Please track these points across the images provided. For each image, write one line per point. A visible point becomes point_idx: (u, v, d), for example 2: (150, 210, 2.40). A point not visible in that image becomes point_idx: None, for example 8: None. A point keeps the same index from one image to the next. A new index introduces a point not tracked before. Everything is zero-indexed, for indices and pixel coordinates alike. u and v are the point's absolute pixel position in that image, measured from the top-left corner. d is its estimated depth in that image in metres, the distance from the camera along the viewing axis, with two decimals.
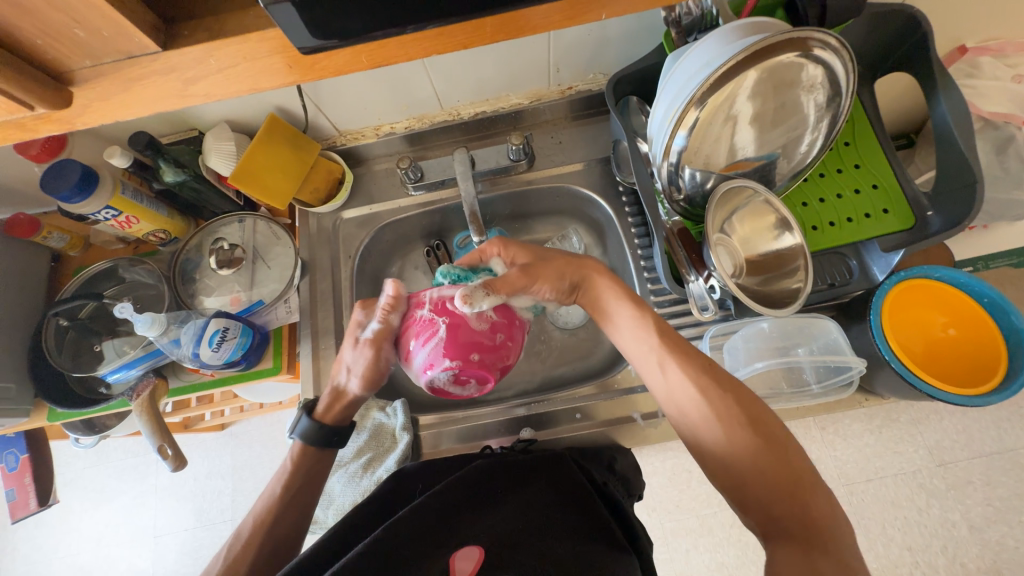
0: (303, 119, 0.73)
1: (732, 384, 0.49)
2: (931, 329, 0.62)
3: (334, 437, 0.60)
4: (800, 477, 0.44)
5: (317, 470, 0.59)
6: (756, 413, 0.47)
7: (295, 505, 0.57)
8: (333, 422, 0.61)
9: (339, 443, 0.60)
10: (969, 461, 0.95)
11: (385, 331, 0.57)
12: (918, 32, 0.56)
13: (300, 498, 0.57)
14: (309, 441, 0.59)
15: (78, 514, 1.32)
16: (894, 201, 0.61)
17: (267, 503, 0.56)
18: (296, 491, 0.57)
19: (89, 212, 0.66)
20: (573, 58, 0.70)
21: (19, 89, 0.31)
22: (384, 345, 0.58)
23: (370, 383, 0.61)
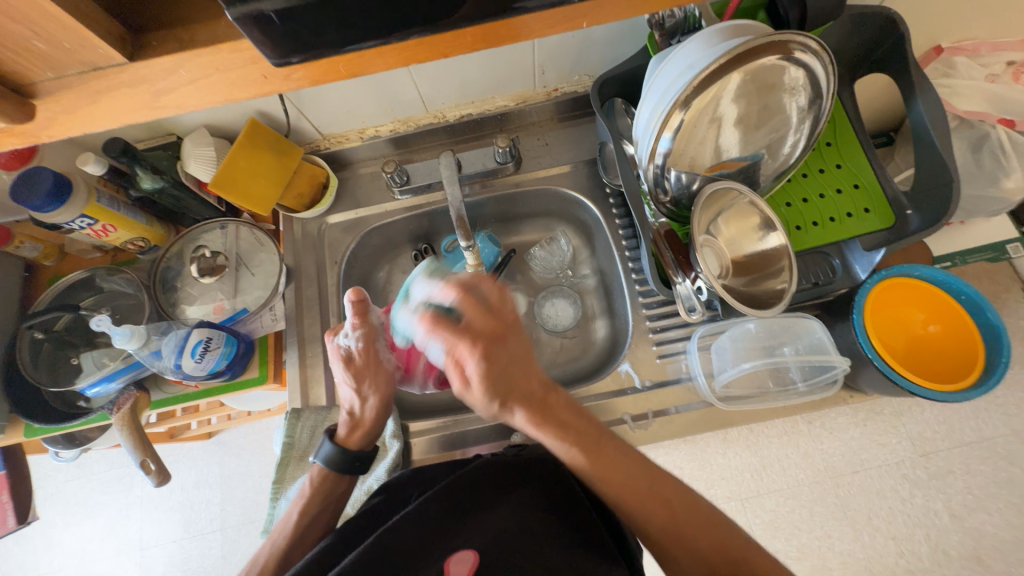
0: (285, 122, 0.72)
1: (630, 467, 0.51)
2: (911, 326, 0.63)
3: (355, 461, 0.59)
4: (712, 523, 0.49)
5: (334, 497, 0.58)
6: (661, 487, 0.51)
7: (311, 533, 0.56)
8: (357, 447, 0.59)
9: (361, 467, 0.59)
10: (949, 451, 0.97)
11: (370, 339, 0.60)
12: (895, 35, 0.57)
13: (317, 525, 0.56)
14: (330, 466, 0.58)
15: (60, 529, 1.28)
16: (875, 201, 0.62)
17: (284, 535, 0.55)
18: (312, 520, 0.56)
19: (62, 221, 0.64)
20: (558, 60, 0.70)
21: None
22: (380, 353, 0.61)
23: (386, 402, 0.60)
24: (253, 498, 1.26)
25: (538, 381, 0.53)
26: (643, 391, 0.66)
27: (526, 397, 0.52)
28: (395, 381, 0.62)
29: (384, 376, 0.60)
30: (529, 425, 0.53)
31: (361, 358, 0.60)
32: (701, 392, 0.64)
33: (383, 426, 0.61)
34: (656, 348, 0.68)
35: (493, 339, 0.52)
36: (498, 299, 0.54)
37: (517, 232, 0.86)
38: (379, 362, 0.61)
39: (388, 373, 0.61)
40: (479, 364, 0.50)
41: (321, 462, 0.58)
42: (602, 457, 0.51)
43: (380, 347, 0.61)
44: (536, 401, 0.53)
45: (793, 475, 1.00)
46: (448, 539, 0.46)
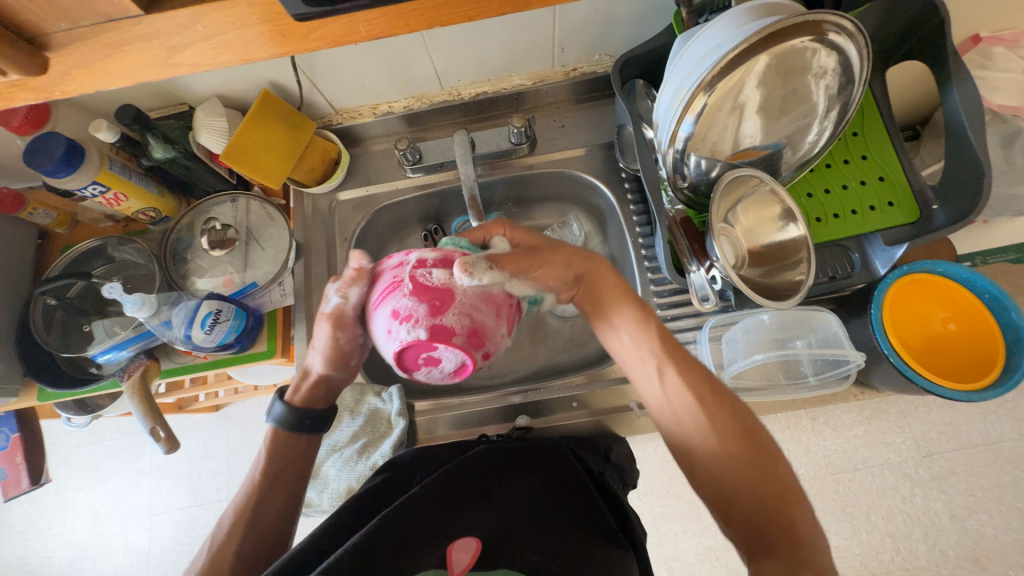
0: (298, 95, 0.71)
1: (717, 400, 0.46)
2: (931, 324, 0.62)
3: (300, 420, 0.58)
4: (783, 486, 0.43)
5: (294, 455, 0.57)
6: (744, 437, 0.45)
7: (279, 489, 0.55)
8: (304, 404, 0.59)
9: (309, 427, 0.58)
10: (953, 453, 0.96)
11: (341, 311, 0.51)
12: (935, 19, 0.54)
13: (285, 483, 0.56)
14: (279, 425, 0.57)
15: (72, 492, 1.32)
16: (900, 194, 0.60)
17: (248, 490, 0.55)
18: (276, 475, 0.56)
19: (75, 187, 0.64)
20: (579, 38, 0.68)
21: None
22: (343, 328, 0.52)
23: (334, 362, 0.55)
24: None
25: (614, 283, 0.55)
26: None
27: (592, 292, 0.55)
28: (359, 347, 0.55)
29: (341, 354, 0.55)
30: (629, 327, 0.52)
31: (325, 323, 0.52)
32: None
33: (333, 385, 0.60)
34: None
35: (541, 248, 0.53)
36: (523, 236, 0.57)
37: (528, 216, 0.85)
38: (341, 337, 0.53)
39: (346, 348, 0.54)
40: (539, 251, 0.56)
41: (272, 420, 0.58)
42: (694, 382, 0.47)
43: (346, 325, 0.51)
44: (593, 286, 0.55)
45: (793, 469, 1.00)
46: (447, 527, 0.45)
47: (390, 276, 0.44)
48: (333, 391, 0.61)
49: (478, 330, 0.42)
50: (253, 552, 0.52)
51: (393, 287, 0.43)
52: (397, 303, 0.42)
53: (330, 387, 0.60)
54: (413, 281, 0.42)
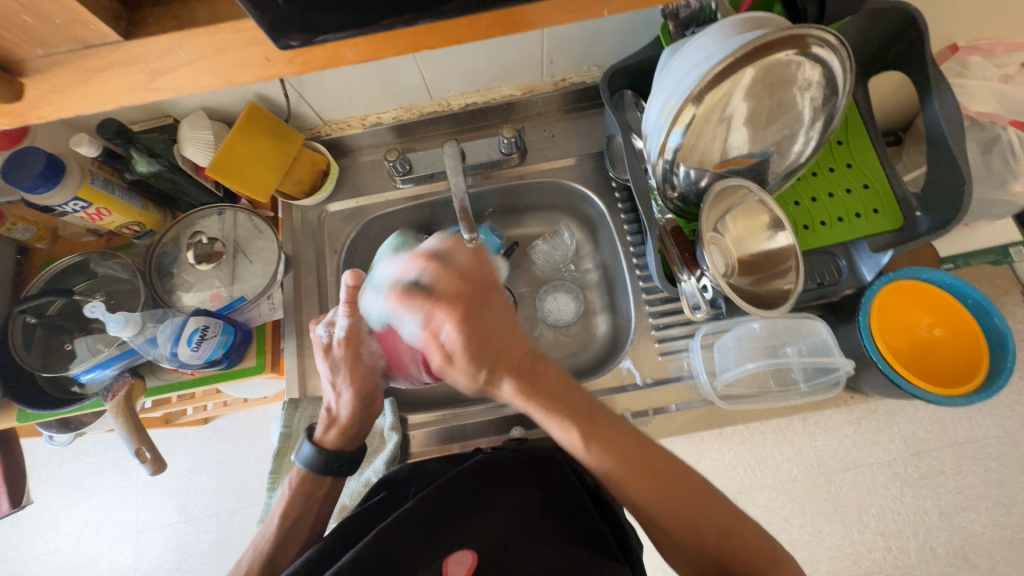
0: (286, 107, 0.70)
1: (641, 461, 0.47)
2: (916, 329, 0.63)
3: (331, 463, 0.59)
4: (734, 523, 0.47)
5: (317, 498, 0.59)
6: (674, 484, 0.47)
7: (296, 535, 0.57)
8: (334, 446, 0.60)
9: (338, 469, 0.59)
10: (941, 451, 0.98)
11: (354, 333, 0.59)
12: (915, 30, 0.55)
13: (302, 527, 0.58)
14: (308, 468, 0.58)
15: (55, 511, 1.29)
16: (884, 202, 0.61)
17: (268, 537, 0.57)
18: (295, 523, 0.57)
19: (54, 203, 0.62)
20: (567, 49, 0.68)
21: None
22: (360, 348, 0.60)
23: (360, 396, 0.60)
24: (249, 484, 1.26)
25: (524, 347, 0.49)
26: (644, 388, 0.66)
27: (509, 364, 0.48)
28: (374, 377, 0.61)
29: (362, 375, 0.60)
30: (516, 397, 0.48)
31: (341, 352, 0.59)
32: (703, 390, 0.64)
33: (361, 424, 0.61)
34: (658, 346, 0.67)
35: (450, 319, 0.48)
36: (472, 263, 0.52)
37: (520, 224, 0.85)
38: (360, 360, 0.60)
39: (366, 369, 0.60)
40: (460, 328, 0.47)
41: (304, 465, 0.59)
42: (607, 452, 0.47)
43: (361, 344, 0.59)
44: (497, 356, 0.48)
45: (785, 471, 1.01)
46: (444, 537, 0.46)
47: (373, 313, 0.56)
48: (362, 432, 0.62)
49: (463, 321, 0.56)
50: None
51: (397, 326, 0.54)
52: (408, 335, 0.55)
53: (357, 429, 0.62)
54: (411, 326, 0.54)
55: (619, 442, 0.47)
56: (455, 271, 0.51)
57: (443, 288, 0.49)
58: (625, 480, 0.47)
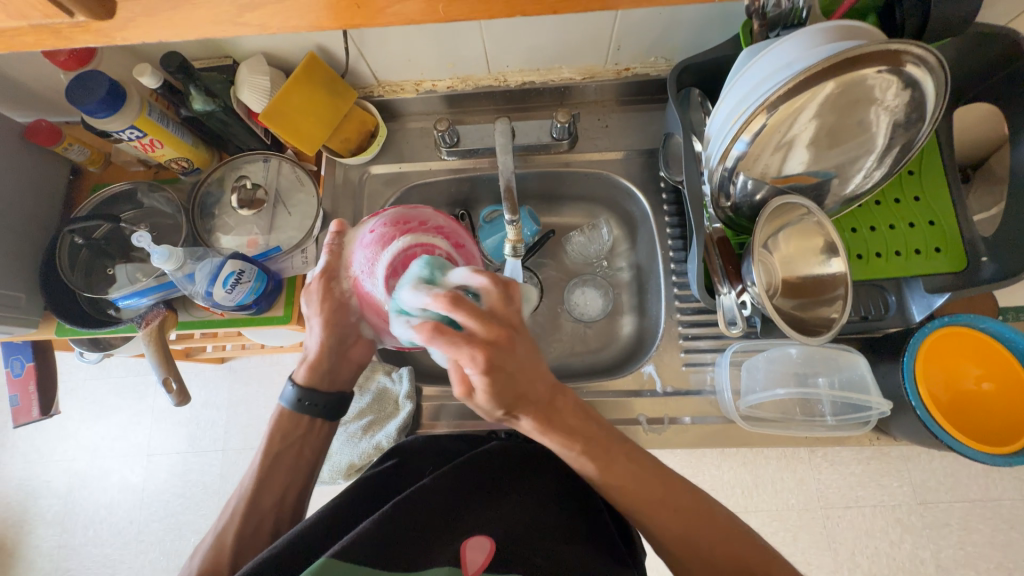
0: (344, 62, 0.69)
1: (658, 486, 0.48)
2: (964, 380, 0.60)
3: (305, 401, 0.57)
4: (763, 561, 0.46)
5: (299, 440, 0.58)
6: (692, 512, 0.47)
7: (279, 473, 0.56)
8: (309, 385, 0.58)
9: (313, 407, 0.57)
10: (950, 505, 0.94)
11: (331, 270, 0.56)
12: (1021, 61, 0.51)
13: (283, 467, 0.56)
14: (288, 405, 0.57)
15: (75, 423, 1.36)
16: (949, 242, 0.57)
17: (253, 474, 0.55)
18: (277, 458, 0.56)
19: (113, 129, 0.63)
20: (637, 38, 0.66)
21: (80, 10, 0.32)
22: (334, 284, 0.56)
23: (331, 331, 0.56)
24: (255, 426, 1.30)
25: (545, 385, 0.44)
26: (662, 396, 0.65)
27: (533, 404, 0.44)
28: (348, 314, 0.57)
29: (334, 310, 0.56)
30: (533, 429, 0.46)
31: (318, 286, 0.56)
32: (723, 408, 0.63)
33: (334, 362, 0.58)
34: (683, 356, 0.66)
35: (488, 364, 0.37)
36: (499, 301, 0.40)
37: (557, 212, 0.83)
38: (334, 295, 0.56)
39: (339, 303, 0.56)
40: (488, 376, 0.38)
41: (287, 402, 0.57)
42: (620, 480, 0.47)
43: (335, 278, 0.56)
44: (522, 400, 0.42)
45: (783, 499, 0.99)
46: (456, 522, 0.45)
47: (362, 247, 0.54)
48: (338, 372, 0.59)
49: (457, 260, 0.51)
50: (256, 536, 0.53)
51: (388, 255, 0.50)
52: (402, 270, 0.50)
53: (334, 371, 0.59)
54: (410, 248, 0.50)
55: (634, 473, 0.48)
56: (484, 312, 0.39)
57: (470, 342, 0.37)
58: (640, 505, 0.47)
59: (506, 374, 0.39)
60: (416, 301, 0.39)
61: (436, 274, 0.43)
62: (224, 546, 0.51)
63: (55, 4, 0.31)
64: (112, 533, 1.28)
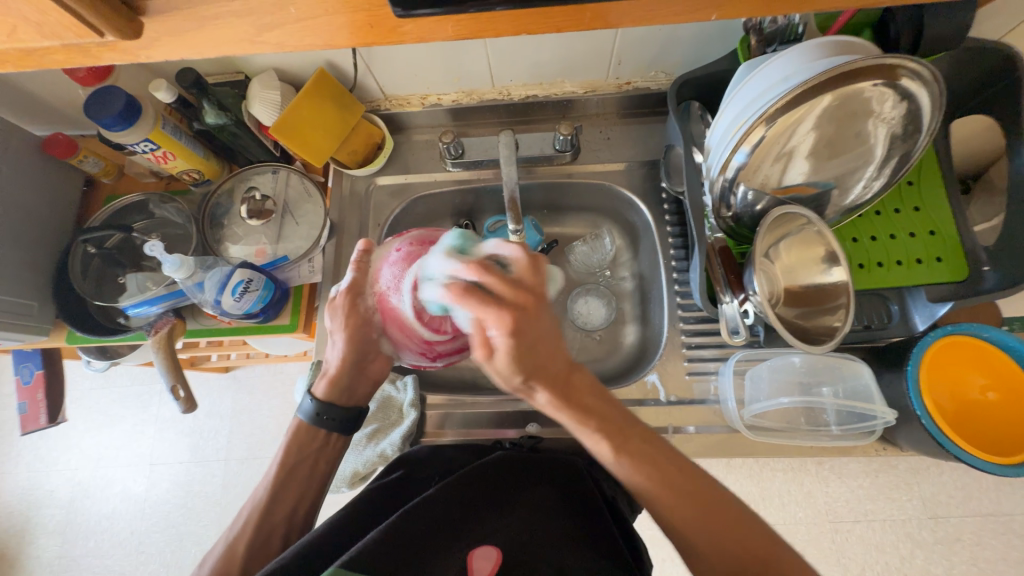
0: (352, 77, 0.71)
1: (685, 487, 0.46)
2: (968, 389, 0.59)
3: (322, 414, 0.58)
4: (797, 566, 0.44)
5: (313, 454, 0.58)
6: (723, 512, 0.46)
7: (292, 485, 0.56)
8: (327, 399, 0.58)
9: (326, 421, 0.58)
10: (961, 519, 0.93)
11: (358, 287, 0.54)
12: (1014, 74, 0.52)
13: (297, 480, 0.56)
14: (305, 419, 0.58)
15: (80, 432, 1.36)
16: (950, 251, 0.58)
17: (266, 485, 0.56)
18: (290, 472, 0.56)
19: (127, 142, 0.65)
20: (638, 53, 0.67)
21: (111, 31, 0.33)
22: (360, 303, 0.54)
23: (354, 349, 0.56)
24: (258, 436, 1.30)
25: (565, 358, 0.46)
26: (666, 405, 0.65)
27: (549, 375, 0.45)
28: (373, 331, 0.55)
29: (359, 327, 0.55)
30: (549, 408, 0.47)
31: (341, 300, 0.54)
32: (728, 417, 0.63)
33: (353, 378, 0.58)
34: (687, 364, 0.66)
35: (518, 314, 0.41)
36: (528, 268, 0.44)
37: (560, 222, 0.84)
38: (358, 312, 0.54)
39: (364, 322, 0.55)
40: (512, 335, 0.41)
41: (304, 415, 0.58)
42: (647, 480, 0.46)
43: (362, 295, 0.54)
44: (548, 369, 0.45)
45: (791, 512, 0.98)
46: (463, 533, 0.45)
47: (389, 264, 0.53)
48: (356, 386, 0.59)
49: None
50: (265, 546, 0.52)
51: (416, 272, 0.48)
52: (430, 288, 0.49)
53: (352, 384, 0.59)
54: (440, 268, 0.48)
55: (658, 462, 0.47)
56: (510, 278, 0.43)
57: (500, 294, 0.42)
58: (668, 507, 0.46)
59: (535, 325, 0.43)
60: (445, 266, 0.44)
61: (466, 247, 0.47)
62: (235, 558, 0.51)
63: (87, 25, 0.33)
64: (113, 543, 1.27)
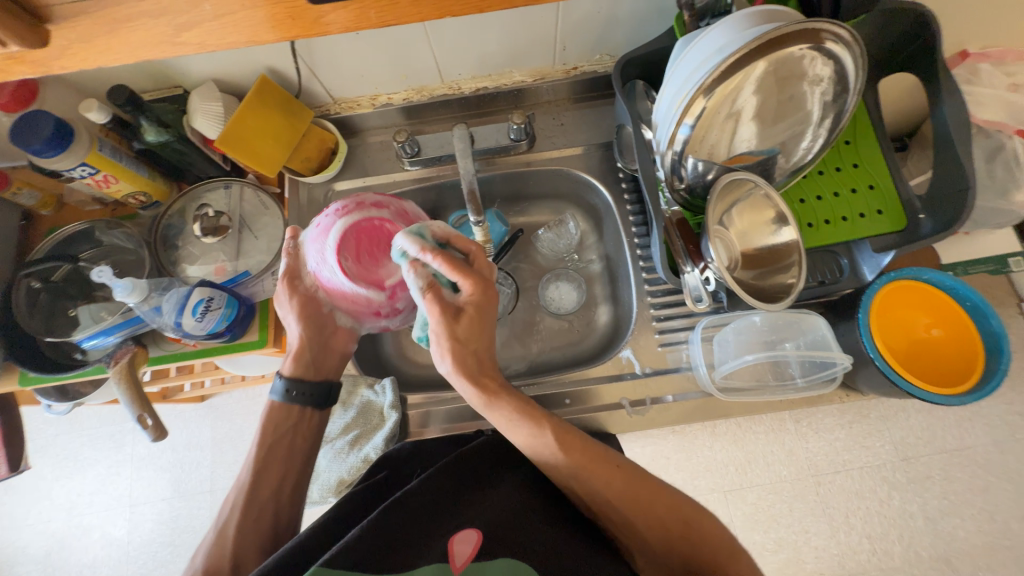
0: (297, 82, 0.70)
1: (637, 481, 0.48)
2: (915, 329, 0.63)
3: (293, 392, 0.59)
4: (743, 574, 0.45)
5: (288, 427, 0.60)
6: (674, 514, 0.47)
7: (273, 466, 0.57)
8: (295, 380, 0.61)
9: (298, 398, 0.59)
10: (929, 457, 0.98)
11: (294, 269, 0.60)
12: (928, 31, 0.55)
13: (277, 462, 0.57)
14: (279, 400, 0.59)
15: (48, 482, 1.29)
16: (888, 203, 0.61)
17: (246, 471, 0.56)
18: (269, 450, 0.57)
19: (62, 168, 0.62)
20: (581, 37, 0.68)
21: (17, 42, 0.34)
22: (301, 280, 0.61)
23: (308, 324, 0.60)
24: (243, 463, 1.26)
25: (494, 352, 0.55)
26: (642, 378, 0.66)
27: (481, 360, 0.53)
28: (319, 300, 0.61)
29: (308, 301, 0.61)
30: (481, 394, 0.52)
31: (281, 286, 0.60)
32: (701, 382, 0.65)
33: (315, 352, 0.61)
34: (658, 337, 0.68)
35: (484, 295, 0.53)
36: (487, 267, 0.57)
37: (524, 212, 0.85)
38: (300, 291, 0.60)
39: (308, 298, 0.61)
40: (474, 300, 0.53)
41: (276, 397, 0.60)
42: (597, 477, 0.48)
43: (299, 275, 0.61)
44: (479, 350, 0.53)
45: (775, 471, 1.02)
46: (445, 521, 0.45)
47: (312, 242, 0.59)
48: (322, 361, 0.63)
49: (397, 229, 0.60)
50: (259, 532, 0.53)
51: (335, 239, 0.57)
52: (352, 250, 0.58)
53: (317, 360, 0.62)
54: (356, 228, 0.58)
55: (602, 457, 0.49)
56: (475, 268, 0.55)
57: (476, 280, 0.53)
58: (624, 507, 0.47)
59: (492, 299, 0.54)
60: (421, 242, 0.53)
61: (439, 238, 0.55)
62: (224, 545, 0.51)
63: None
64: None
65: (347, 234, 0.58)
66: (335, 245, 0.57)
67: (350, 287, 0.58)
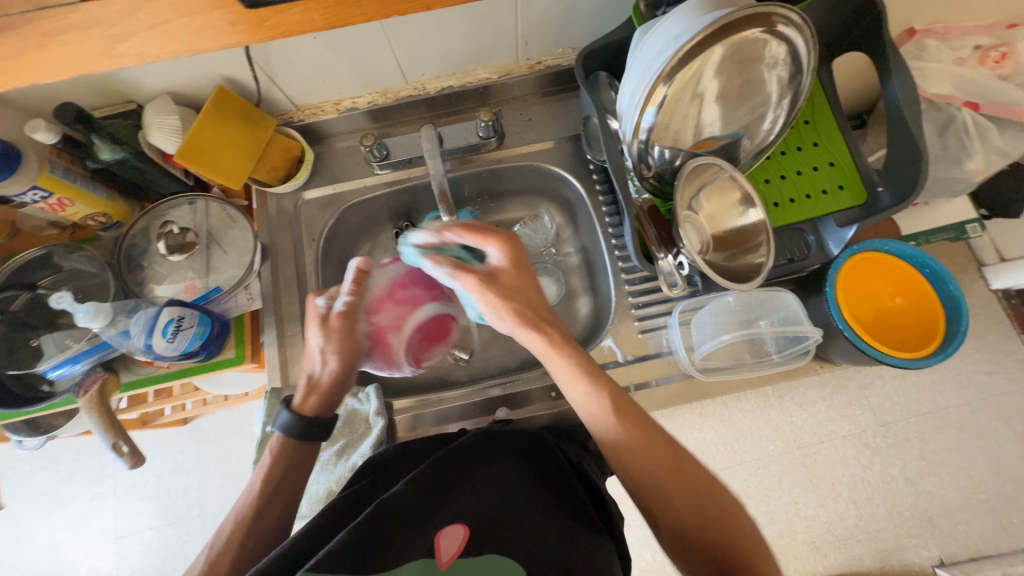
0: (256, 91, 0.68)
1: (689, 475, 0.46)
2: (881, 299, 0.66)
3: (309, 428, 0.54)
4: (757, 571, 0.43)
5: (299, 468, 0.54)
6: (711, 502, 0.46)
7: (282, 495, 0.52)
8: (313, 413, 0.55)
9: (320, 434, 0.54)
10: (907, 420, 1.01)
11: (353, 308, 0.56)
12: (873, 10, 0.57)
13: (285, 491, 0.52)
14: (286, 434, 0.53)
15: (28, 520, 1.24)
16: (848, 178, 0.63)
17: (247, 501, 0.51)
18: (278, 486, 0.52)
19: (12, 193, 0.59)
20: (542, 32, 0.69)
21: None
22: (358, 322, 0.57)
23: (346, 366, 0.56)
24: (232, 484, 1.23)
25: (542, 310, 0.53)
26: (625, 365, 0.67)
27: (530, 315, 0.52)
28: (363, 346, 0.58)
29: (353, 346, 0.56)
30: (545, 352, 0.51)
31: (337, 323, 0.56)
32: (682, 365, 0.66)
33: (341, 391, 0.57)
34: (638, 324, 0.69)
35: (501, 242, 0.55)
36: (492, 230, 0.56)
37: (500, 209, 0.85)
38: (353, 333, 0.57)
39: (357, 346, 0.57)
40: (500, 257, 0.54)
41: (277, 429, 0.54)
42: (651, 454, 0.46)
43: (357, 315, 0.57)
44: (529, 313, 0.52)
45: (763, 446, 1.05)
46: (432, 517, 0.45)
47: (390, 300, 0.59)
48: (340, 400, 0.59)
49: (437, 286, 0.63)
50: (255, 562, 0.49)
51: (420, 318, 0.61)
52: (423, 332, 0.63)
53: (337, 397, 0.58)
54: (438, 317, 0.63)
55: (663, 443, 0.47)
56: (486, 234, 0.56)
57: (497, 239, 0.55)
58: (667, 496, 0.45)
59: (518, 247, 0.55)
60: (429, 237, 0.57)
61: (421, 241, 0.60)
62: None
63: None
64: None
65: (428, 310, 0.62)
66: (414, 321, 0.61)
67: (396, 357, 0.61)
